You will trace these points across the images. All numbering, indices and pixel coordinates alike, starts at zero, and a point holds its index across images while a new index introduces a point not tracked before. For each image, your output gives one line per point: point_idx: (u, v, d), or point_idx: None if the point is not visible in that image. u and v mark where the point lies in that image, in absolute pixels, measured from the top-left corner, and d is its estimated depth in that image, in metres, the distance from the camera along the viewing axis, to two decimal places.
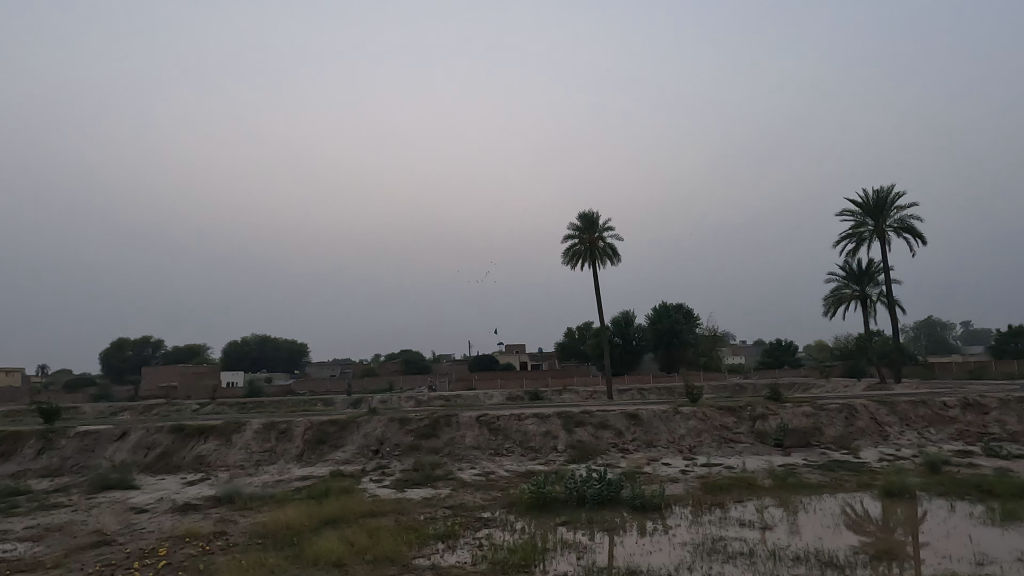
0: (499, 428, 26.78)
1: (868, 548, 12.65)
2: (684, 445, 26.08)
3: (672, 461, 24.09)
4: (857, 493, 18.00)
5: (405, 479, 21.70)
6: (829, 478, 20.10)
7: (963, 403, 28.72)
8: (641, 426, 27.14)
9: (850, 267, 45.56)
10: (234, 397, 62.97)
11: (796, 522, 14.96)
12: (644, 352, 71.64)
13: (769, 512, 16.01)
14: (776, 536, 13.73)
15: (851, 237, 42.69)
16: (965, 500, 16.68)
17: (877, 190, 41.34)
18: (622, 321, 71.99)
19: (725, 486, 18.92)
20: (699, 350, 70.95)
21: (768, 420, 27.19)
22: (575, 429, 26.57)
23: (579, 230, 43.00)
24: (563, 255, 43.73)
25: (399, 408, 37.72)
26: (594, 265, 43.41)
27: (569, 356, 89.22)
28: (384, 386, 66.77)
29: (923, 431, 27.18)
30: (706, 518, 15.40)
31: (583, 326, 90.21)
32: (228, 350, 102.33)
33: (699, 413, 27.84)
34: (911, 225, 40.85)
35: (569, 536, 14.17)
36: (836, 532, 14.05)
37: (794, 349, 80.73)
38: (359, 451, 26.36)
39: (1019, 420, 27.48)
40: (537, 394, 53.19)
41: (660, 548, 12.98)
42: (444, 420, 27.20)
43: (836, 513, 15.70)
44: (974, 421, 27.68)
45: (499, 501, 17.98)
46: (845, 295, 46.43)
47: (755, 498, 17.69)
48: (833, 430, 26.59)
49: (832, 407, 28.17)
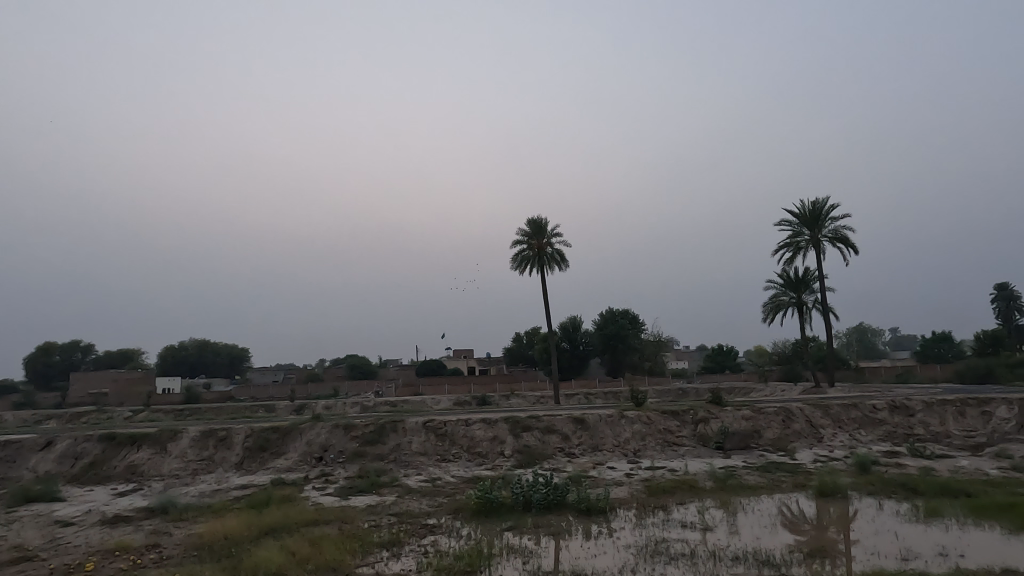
0: (446, 433, 26.61)
1: (803, 547, 13.10)
2: (629, 449, 26.49)
3: (617, 465, 24.41)
4: (792, 493, 18.65)
5: (349, 487, 21.32)
6: (766, 479, 20.76)
7: (891, 405, 30.11)
8: (587, 430, 27.39)
9: (787, 274, 47.23)
10: (170, 405, 60.63)
11: (735, 522, 15.36)
12: (591, 356, 72.57)
13: (709, 513, 16.40)
14: (715, 537, 14.06)
15: (788, 246, 44.25)
16: (891, 498, 17.50)
17: (812, 201, 43.03)
18: (569, 326, 72.77)
19: (668, 489, 19.28)
20: (644, 355, 72.26)
21: (710, 423, 27.91)
22: (522, 434, 26.65)
23: (527, 235, 43.23)
24: (511, 261, 43.86)
25: (344, 413, 36.97)
26: (542, 271, 43.69)
27: (518, 361, 89.63)
28: (329, 391, 65.54)
29: (855, 433, 28.36)
30: (649, 520, 15.65)
31: (532, 331, 90.73)
32: (164, 356, 98.46)
33: (644, 416, 28.32)
34: (844, 235, 42.63)
35: (515, 541, 14.18)
36: (772, 531, 14.50)
37: (735, 354, 83.06)
38: (302, 458, 25.78)
39: (941, 421, 28.99)
40: (485, 399, 53.18)
41: (605, 551, 13.12)
42: (391, 426, 26.84)
43: (773, 513, 16.22)
44: (900, 422, 29.04)
45: (445, 507, 17.85)
46: (783, 302, 48.07)
47: (697, 499, 18.09)
48: (771, 432, 27.48)
49: (770, 410, 29.10)
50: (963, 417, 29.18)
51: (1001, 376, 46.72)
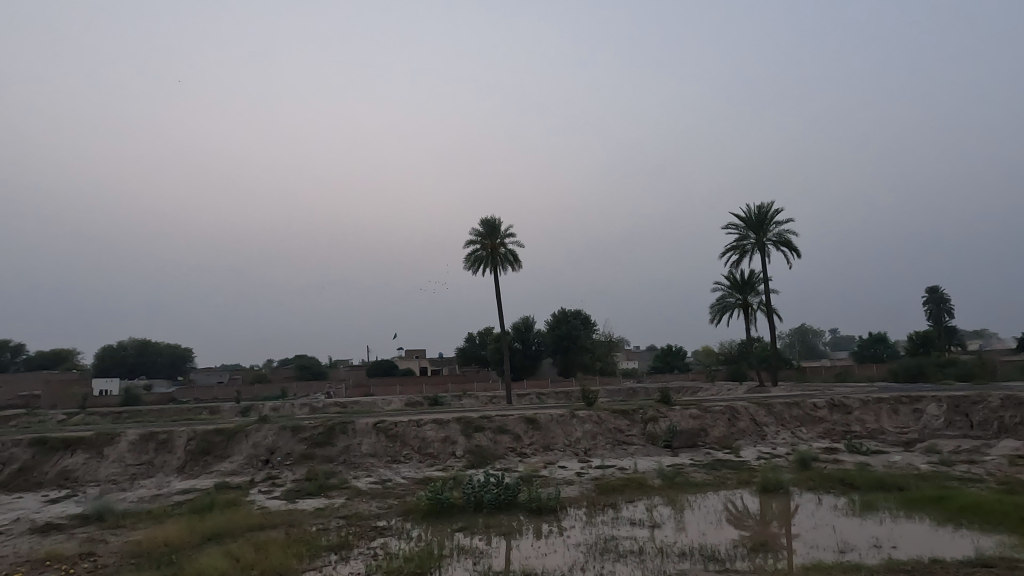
0: (397, 434, 26.33)
1: (747, 541, 13.46)
2: (579, 448, 26.74)
3: (568, 464, 24.60)
4: (737, 490, 19.15)
5: (296, 490, 20.87)
6: (712, 477, 21.25)
7: (830, 404, 31.22)
8: (538, 430, 27.50)
9: (733, 277, 48.47)
10: (107, 408, 58.27)
11: (682, 519, 15.67)
12: (543, 356, 72.97)
13: (657, 511, 16.68)
14: (663, 533, 14.31)
15: (735, 249, 45.43)
16: (830, 493, 18.16)
17: (758, 205, 44.28)
18: (521, 326, 72.98)
19: (617, 487, 19.56)
20: (595, 355, 73.03)
21: (659, 422, 28.40)
22: (474, 434, 26.56)
23: (480, 235, 43.18)
24: (464, 261, 43.74)
25: (292, 416, 36.16)
26: (495, 271, 43.71)
27: (470, 361, 89.43)
28: (276, 393, 63.97)
29: (796, 430, 29.32)
30: (599, 519, 15.82)
31: (484, 331, 90.70)
32: (101, 357, 94.48)
33: (594, 416, 28.62)
34: (788, 239, 44.02)
35: (466, 542, 14.14)
36: (717, 527, 14.86)
37: (683, 354, 84.80)
38: (248, 461, 25.13)
39: (876, 419, 30.24)
40: (437, 399, 52.81)
41: (555, 551, 13.21)
42: (340, 427, 26.41)
43: (719, 509, 16.62)
44: (839, 420, 30.16)
45: (395, 509, 17.68)
46: (730, 304, 49.29)
47: (645, 497, 18.38)
48: (717, 431, 28.14)
49: (716, 409, 29.78)
50: (897, 414, 30.47)
51: (932, 375, 49.02)
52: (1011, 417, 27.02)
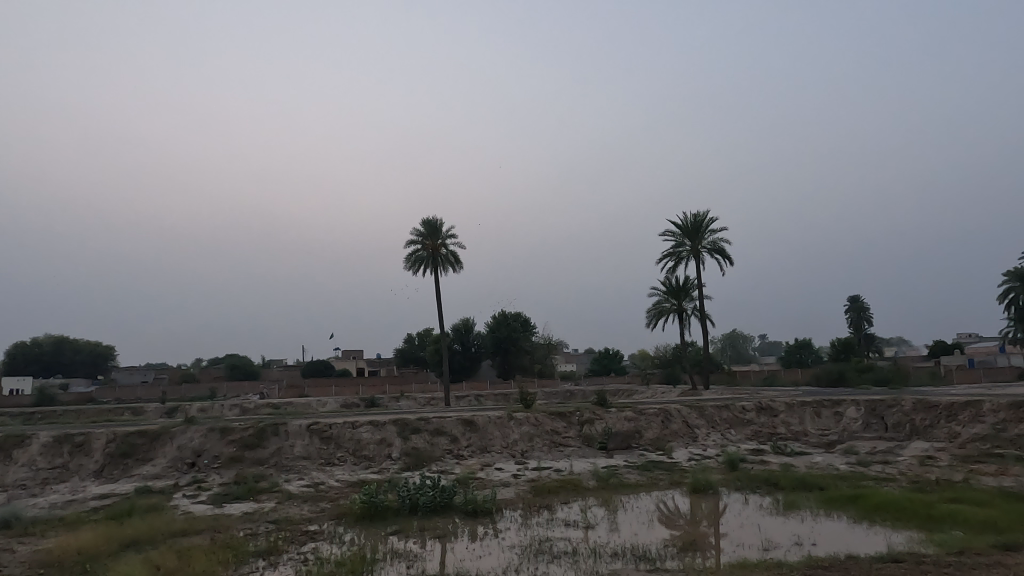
0: (331, 436, 25.79)
1: (676, 540, 13.82)
2: (516, 450, 26.87)
3: (505, 466, 24.65)
4: (669, 491, 19.60)
5: (223, 494, 20.16)
6: (645, 478, 21.73)
7: (758, 406, 32.42)
8: (476, 432, 27.44)
9: (669, 282, 49.69)
10: (18, 408, 54.76)
11: (615, 520, 15.95)
12: (483, 358, 72.99)
13: (592, 511, 16.93)
14: (596, 534, 14.50)
15: (671, 256, 46.62)
16: (756, 493, 18.84)
17: (694, 213, 45.57)
18: (461, 328, 72.77)
19: (553, 489, 19.73)
20: (535, 357, 73.48)
21: (595, 424, 28.80)
22: (410, 436, 26.30)
23: (421, 235, 42.81)
24: (404, 260, 43.26)
25: (221, 416, 35.05)
26: (435, 272, 43.40)
27: (408, 362, 88.61)
28: (205, 393, 61.63)
29: (726, 432, 30.31)
30: (534, 520, 15.93)
31: (424, 331, 90.04)
32: (13, 354, 88.88)
33: (532, 417, 28.78)
34: (721, 247, 45.44)
35: (400, 545, 13.97)
36: (649, 527, 15.18)
37: (620, 357, 86.42)
38: (172, 464, 24.12)
39: (800, 421, 31.57)
40: (375, 401, 51.98)
41: (490, 552, 13.21)
42: (272, 428, 25.65)
43: (650, 510, 16.98)
44: (766, 422, 31.33)
45: (327, 512, 17.30)
46: (665, 308, 50.52)
47: (580, 498, 18.63)
48: (651, 432, 28.80)
49: (650, 411, 30.45)
50: (819, 417, 31.87)
51: (852, 380, 51.62)
52: (922, 419, 28.73)
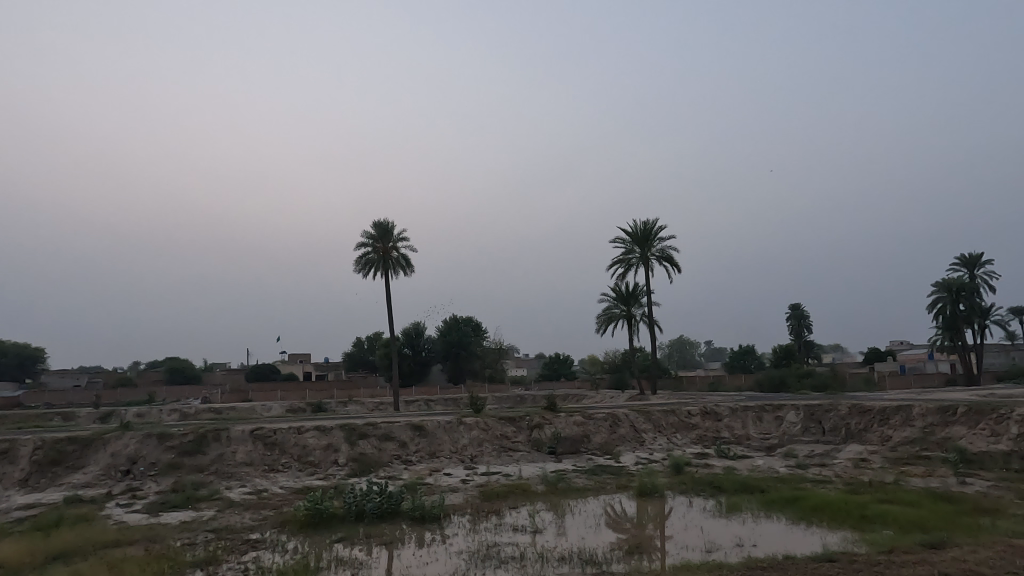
0: (275, 442, 25.17)
1: (622, 544, 13.99)
2: (465, 455, 26.78)
3: (454, 471, 24.52)
4: (616, 494, 19.86)
5: (160, 502, 19.41)
6: (593, 482, 21.93)
7: (703, 411, 33.16)
8: (425, 437, 27.21)
9: (619, 288, 50.39)
10: None
11: (563, 524, 16.06)
12: (433, 362, 72.53)
13: (540, 516, 16.99)
14: (544, 539, 14.57)
15: (621, 263, 47.29)
16: (700, 496, 19.26)
17: (644, 221, 46.39)
18: (412, 332, 72.18)
19: (501, 494, 19.72)
20: (485, 362, 73.40)
21: (544, 428, 28.93)
22: (358, 442, 25.88)
23: (372, 238, 42.30)
24: (355, 263, 42.64)
25: (158, 422, 33.77)
26: (386, 275, 42.91)
27: (357, 367, 87.31)
28: (142, 398, 59.28)
29: (671, 437, 30.90)
30: (482, 525, 15.89)
31: (374, 336, 88.89)
32: None
33: (481, 422, 28.71)
34: (669, 255, 46.36)
35: (345, 553, 13.73)
36: (596, 531, 15.34)
37: (570, 363, 87.09)
38: (105, 472, 23.10)
39: (743, 425, 32.43)
40: (321, 406, 50.98)
41: (437, 559, 13.10)
42: (213, 434, 24.85)
43: (598, 514, 17.17)
44: (710, 427, 32.08)
45: (270, 520, 16.87)
46: (615, 314, 51.16)
47: (528, 503, 18.67)
48: (600, 437, 29.13)
49: (599, 415, 30.78)
50: (761, 421, 32.79)
51: (792, 385, 53.32)
52: (857, 423, 29.90)
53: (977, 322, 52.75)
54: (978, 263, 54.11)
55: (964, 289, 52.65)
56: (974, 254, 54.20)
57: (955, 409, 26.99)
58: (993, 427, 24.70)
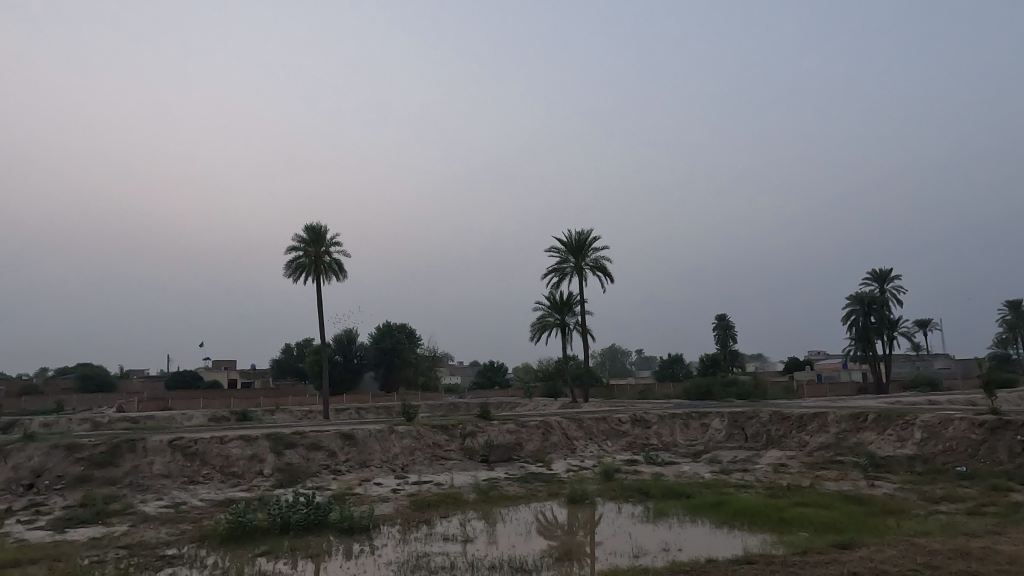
0: (196, 452, 24.11)
1: (552, 551, 14.08)
2: (396, 464, 26.37)
3: (384, 481, 24.12)
4: (547, 502, 19.99)
5: (67, 518, 18.23)
6: (525, 489, 22.01)
7: (633, 418, 33.84)
8: (355, 446, 26.66)
9: (553, 297, 50.91)
10: None
11: (494, 532, 16.03)
12: (365, 370, 71.22)
13: (471, 525, 16.91)
14: (475, 547, 14.51)
15: (555, 272, 47.84)
16: (629, 502, 19.61)
17: (578, 231, 47.11)
18: (344, 339, 70.64)
19: (433, 503, 19.50)
20: (418, 370, 72.69)
21: (477, 436, 28.85)
22: (284, 451, 25.09)
23: (304, 242, 41.29)
24: (285, 268, 41.49)
25: (65, 433, 31.72)
26: (318, 281, 41.93)
27: (286, 374, 84.76)
28: (50, 406, 55.60)
29: (602, 444, 31.42)
30: (412, 535, 15.66)
31: (304, 342, 86.58)
32: None
33: (413, 430, 28.37)
34: (603, 265, 47.22)
35: (269, 567, 13.25)
36: (527, 539, 15.39)
37: (504, 370, 87.24)
38: (5, 486, 21.54)
39: (670, 432, 33.32)
40: (247, 414, 49.16)
41: (365, 571, 12.81)
42: (127, 445, 23.58)
43: (529, 522, 17.24)
44: (639, 434, 32.79)
45: (189, 535, 16.13)
46: (549, 323, 51.66)
47: (460, 512, 18.55)
48: (532, 444, 29.29)
49: (532, 423, 30.93)
50: (688, 428, 33.75)
51: (718, 394, 55.08)
52: (777, 430, 31.21)
53: (886, 333, 56.05)
54: (887, 278, 57.56)
55: (875, 302, 55.87)
56: (883, 269, 57.64)
57: (865, 415, 28.58)
58: (899, 432, 26.25)
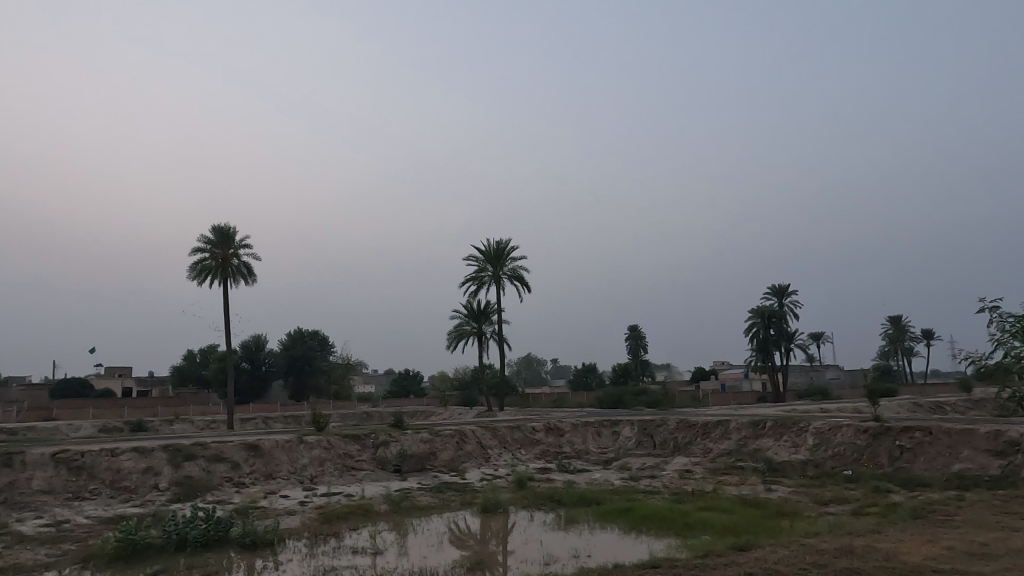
0: (83, 466, 22.42)
1: (463, 561, 14.00)
2: (305, 476, 25.51)
3: (291, 493, 23.27)
4: (460, 512, 19.87)
5: None
6: (438, 499, 21.81)
7: (547, 426, 34.26)
8: (261, 457, 25.58)
9: (470, 306, 50.91)
10: None
11: (405, 544, 15.77)
12: (274, 378, 68.62)
13: (382, 537, 16.56)
14: (385, 560, 14.23)
15: (473, 281, 47.89)
16: (541, 510, 19.81)
17: (497, 241, 47.37)
18: (252, 345, 67.84)
19: (342, 515, 18.95)
20: (331, 378, 70.79)
21: (389, 446, 28.36)
22: (182, 464, 23.76)
23: (211, 243, 39.41)
24: (188, 270, 39.44)
25: None
26: (224, 284, 40.09)
27: (187, 382, 80.32)
28: None
29: (516, 452, 31.62)
30: (319, 549, 15.18)
31: (209, 349, 82.50)
32: None
33: (323, 440, 27.53)
34: (520, 274, 47.69)
35: None
36: (439, 549, 15.24)
37: (420, 379, 86.31)
38: None
39: (583, 440, 33.94)
40: (142, 425, 46.23)
41: None
42: (3, 459, 21.62)
43: (441, 532, 17.07)
44: (553, 442, 33.23)
45: (72, 555, 14.95)
46: (465, 331, 51.57)
47: (371, 524, 18.14)
48: (446, 454, 29.09)
49: (446, 432, 30.69)
50: (600, 436, 34.48)
51: (628, 403, 56.69)
52: (683, 437, 32.42)
53: (784, 345, 59.43)
54: (785, 293, 61.06)
55: (775, 315, 59.18)
56: (782, 285, 61.11)
57: (763, 423, 30.16)
58: (794, 438, 27.86)
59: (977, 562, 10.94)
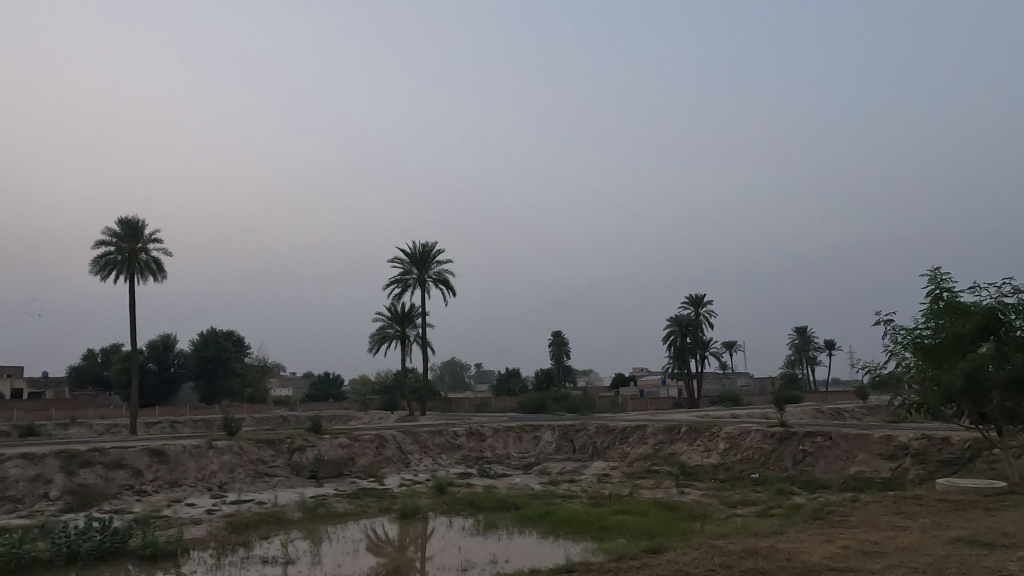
0: None
1: (379, 569, 13.71)
2: (213, 483, 24.34)
3: (198, 501, 22.15)
4: (377, 518, 19.45)
5: None
6: (355, 506, 21.31)
7: (469, 431, 34.09)
8: (165, 464, 24.22)
9: (394, 308, 50.16)
10: None
11: (319, 552, 15.30)
12: (183, 380, 65.26)
13: (294, 545, 15.98)
14: (297, 569, 13.77)
15: (397, 283, 47.22)
16: (460, 515, 19.69)
17: (423, 244, 46.93)
18: (159, 345, 64.20)
19: (252, 523, 18.18)
20: (245, 381, 68.06)
21: (305, 451, 27.51)
22: (77, 471, 22.19)
23: (117, 236, 37.17)
24: (91, 264, 37.04)
25: None
26: (130, 280, 37.85)
27: (86, 383, 75.30)
28: None
29: (437, 457, 31.30)
30: (227, 560, 14.50)
31: (111, 348, 77.68)
32: None
33: (235, 445, 26.39)
34: (445, 278, 47.40)
35: None
36: (354, 557, 14.88)
37: (339, 383, 84.34)
38: None
39: (504, 445, 34.01)
40: (33, 430, 42.91)
41: None
42: None
43: (358, 539, 16.67)
44: (474, 447, 33.10)
45: None
46: (389, 334, 50.76)
47: (282, 532, 17.49)
48: (364, 459, 28.47)
49: (365, 437, 30.07)
50: (521, 440, 34.65)
51: (550, 407, 57.26)
52: (602, 442, 33.03)
53: (699, 353, 61.67)
54: (702, 303, 63.45)
55: (691, 324, 61.35)
56: (698, 295, 63.46)
57: (678, 428, 31.14)
58: (706, 443, 28.89)
59: (868, 560, 11.63)
